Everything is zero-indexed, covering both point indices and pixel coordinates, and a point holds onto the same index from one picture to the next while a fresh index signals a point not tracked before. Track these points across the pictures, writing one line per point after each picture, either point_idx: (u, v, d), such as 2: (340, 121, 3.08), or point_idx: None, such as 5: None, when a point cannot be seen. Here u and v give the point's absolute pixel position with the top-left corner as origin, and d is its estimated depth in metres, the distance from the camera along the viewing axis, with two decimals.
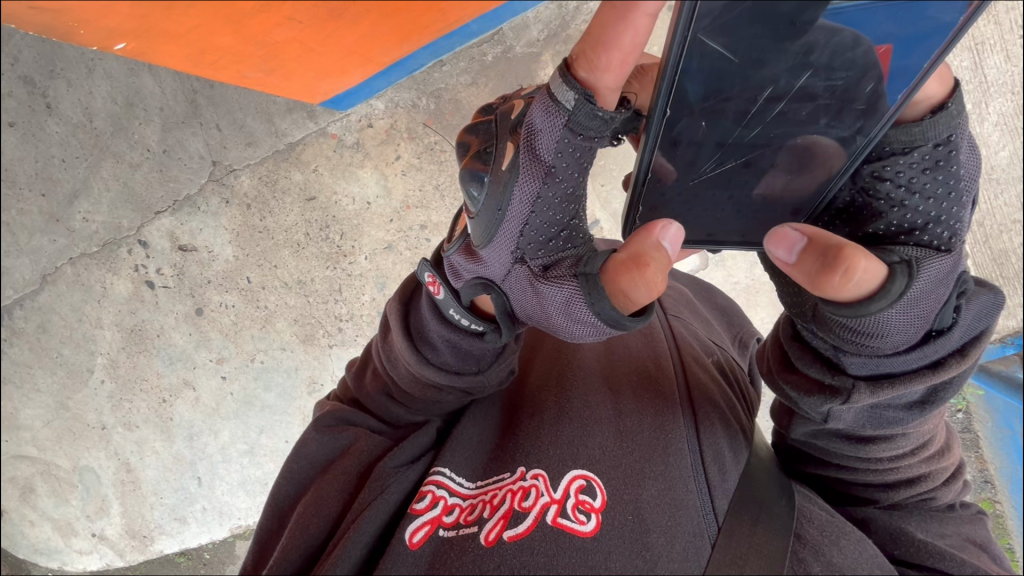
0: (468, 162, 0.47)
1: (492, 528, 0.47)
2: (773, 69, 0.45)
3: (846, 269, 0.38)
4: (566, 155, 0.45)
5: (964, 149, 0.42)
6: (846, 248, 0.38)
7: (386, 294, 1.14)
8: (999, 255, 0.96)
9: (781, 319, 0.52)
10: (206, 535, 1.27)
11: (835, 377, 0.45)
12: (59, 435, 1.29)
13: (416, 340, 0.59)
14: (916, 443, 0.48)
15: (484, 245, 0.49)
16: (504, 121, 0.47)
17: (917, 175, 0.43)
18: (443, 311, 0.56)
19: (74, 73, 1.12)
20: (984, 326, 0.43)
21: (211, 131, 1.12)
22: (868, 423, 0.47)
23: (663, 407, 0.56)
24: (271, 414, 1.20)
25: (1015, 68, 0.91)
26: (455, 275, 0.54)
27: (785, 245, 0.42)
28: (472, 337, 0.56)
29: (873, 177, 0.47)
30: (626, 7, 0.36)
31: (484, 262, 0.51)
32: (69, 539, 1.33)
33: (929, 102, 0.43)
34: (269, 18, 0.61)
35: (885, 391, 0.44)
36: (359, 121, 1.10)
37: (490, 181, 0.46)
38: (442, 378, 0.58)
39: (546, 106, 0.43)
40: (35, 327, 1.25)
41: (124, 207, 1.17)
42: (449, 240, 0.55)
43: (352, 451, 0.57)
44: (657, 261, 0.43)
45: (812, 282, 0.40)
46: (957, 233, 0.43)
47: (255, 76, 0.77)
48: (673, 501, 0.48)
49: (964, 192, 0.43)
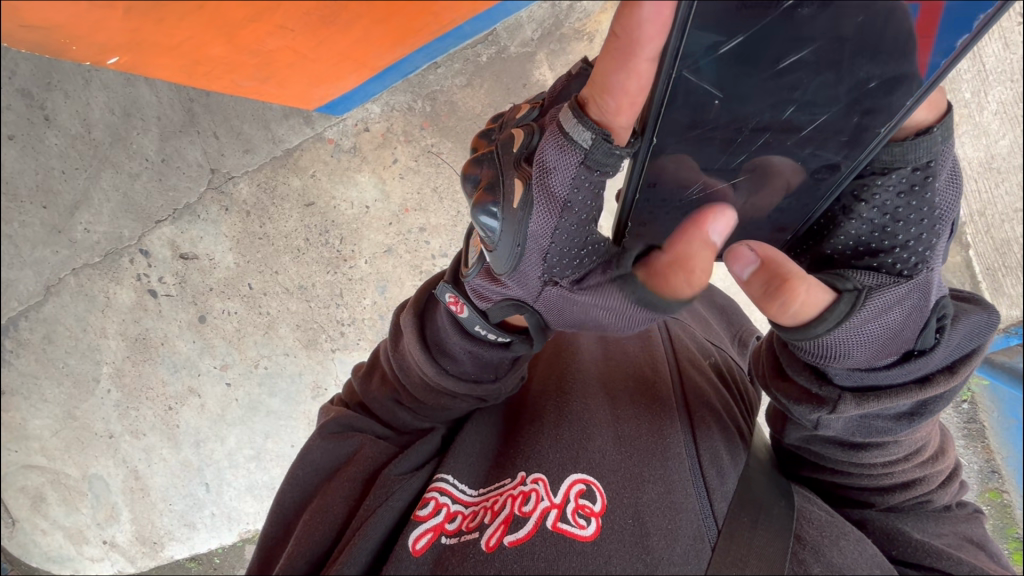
0: (477, 197, 0.45)
1: (493, 533, 0.48)
2: (755, 105, 0.46)
3: (785, 300, 0.40)
4: (582, 189, 0.45)
5: (944, 177, 0.43)
6: (791, 280, 0.40)
7: (387, 296, 1.14)
8: (1001, 245, 0.95)
9: (774, 327, 0.51)
10: (215, 540, 1.28)
11: (823, 388, 0.45)
12: (68, 444, 1.30)
13: (431, 351, 0.59)
14: (909, 449, 0.48)
15: (508, 275, 0.49)
16: (509, 153, 0.46)
17: (892, 199, 0.44)
18: (465, 327, 0.57)
19: (71, 84, 1.13)
20: (976, 346, 0.43)
21: (208, 139, 1.12)
22: (858, 432, 0.47)
23: (665, 412, 0.56)
24: (277, 419, 1.21)
25: (1013, 55, 0.90)
26: (480, 297, 0.54)
27: (740, 263, 0.43)
28: (493, 348, 0.57)
29: (853, 196, 0.48)
30: (626, 58, 0.39)
31: (507, 288, 0.51)
32: (81, 547, 1.34)
33: (917, 126, 0.43)
34: (261, 27, 0.60)
35: (871, 403, 0.44)
36: (356, 125, 1.10)
37: (504, 216, 0.45)
38: (460, 387, 0.59)
39: (559, 143, 0.43)
40: (41, 338, 1.26)
41: (125, 216, 1.17)
42: (467, 259, 0.55)
43: (358, 459, 0.57)
44: (702, 257, 0.42)
45: (760, 304, 0.42)
46: (926, 259, 0.43)
47: (250, 84, 0.77)
48: (672, 503, 0.48)
49: (940, 220, 0.43)
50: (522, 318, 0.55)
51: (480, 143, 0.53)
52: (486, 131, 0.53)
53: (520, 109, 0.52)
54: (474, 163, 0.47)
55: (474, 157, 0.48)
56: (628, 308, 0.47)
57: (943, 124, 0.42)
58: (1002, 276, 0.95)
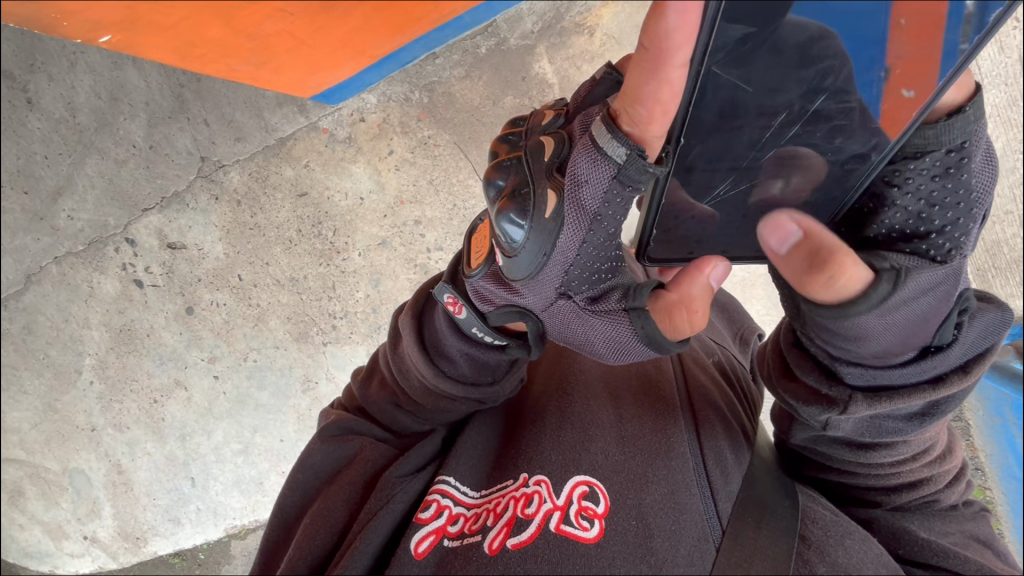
0: (502, 203, 0.45)
1: (496, 536, 0.47)
2: (787, 95, 0.47)
3: (833, 273, 0.38)
4: (612, 204, 0.45)
5: (977, 157, 0.43)
6: (837, 253, 0.38)
7: (380, 290, 1.12)
8: (992, 246, 0.97)
9: (780, 325, 0.51)
10: (200, 536, 1.25)
11: (832, 389, 0.45)
12: (48, 437, 1.27)
13: (430, 353, 0.58)
14: (918, 449, 0.48)
15: (523, 283, 0.48)
16: (537, 161, 0.46)
17: (927, 183, 0.44)
18: (464, 330, 0.56)
19: (55, 67, 1.10)
20: (988, 345, 0.43)
21: (198, 126, 1.09)
22: (867, 432, 0.47)
23: (665, 413, 0.56)
24: (265, 413, 1.19)
25: (1010, 60, 0.92)
26: (482, 299, 0.53)
27: (779, 234, 0.40)
28: (492, 350, 0.57)
29: (884, 182, 0.47)
30: (657, 63, 0.38)
31: (519, 295, 0.50)
32: (61, 543, 1.31)
33: (947, 106, 0.42)
34: (260, 10, 0.58)
35: (883, 403, 0.44)
36: (351, 115, 1.08)
37: (533, 227, 0.45)
38: (459, 389, 0.58)
39: (593, 156, 0.43)
40: (20, 328, 1.22)
41: (110, 204, 1.14)
42: (468, 263, 0.54)
43: (358, 461, 0.56)
44: (702, 299, 0.46)
45: (797, 278, 0.40)
46: (960, 245, 0.43)
47: (245, 69, 0.74)
48: (676, 504, 0.48)
49: (976, 204, 0.43)
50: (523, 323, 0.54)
51: (498, 147, 0.51)
52: (505, 135, 0.52)
53: (539, 117, 0.51)
54: (500, 167, 0.47)
55: (496, 161, 0.48)
56: (634, 344, 0.48)
57: (974, 103, 0.42)
58: (991, 277, 0.97)
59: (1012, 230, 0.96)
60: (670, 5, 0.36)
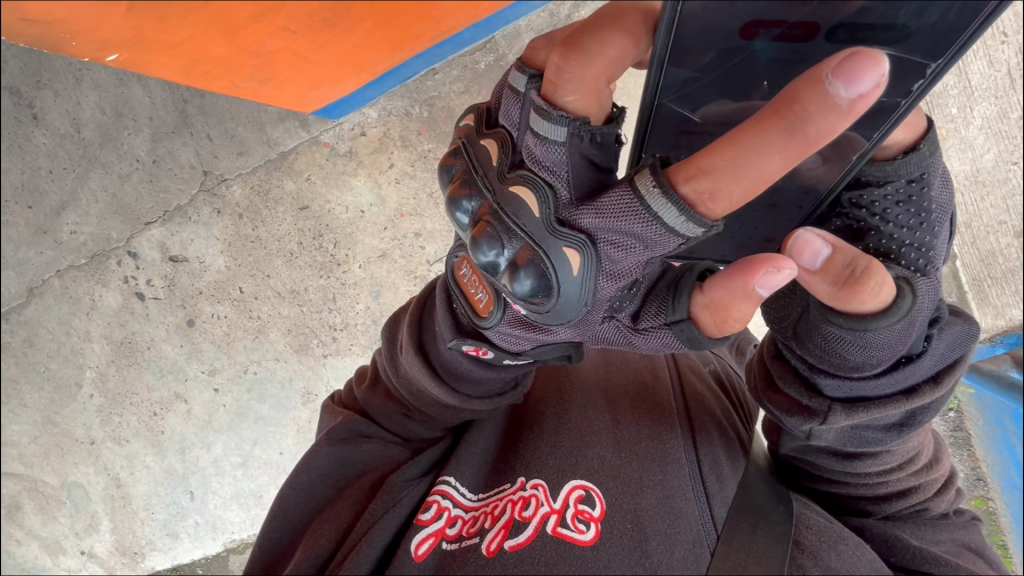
0: (478, 234, 0.44)
1: (494, 537, 0.48)
2: None
3: (876, 282, 0.39)
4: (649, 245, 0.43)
5: (936, 185, 0.46)
6: (872, 263, 0.39)
7: (381, 302, 1.13)
8: (987, 256, 0.97)
9: (764, 338, 0.53)
10: (199, 550, 1.24)
11: (812, 400, 0.47)
12: (47, 451, 1.27)
13: (445, 378, 0.59)
14: (903, 458, 0.49)
15: (565, 325, 0.49)
16: (542, 214, 0.43)
17: (892, 207, 0.47)
18: (491, 362, 0.57)
19: (61, 83, 1.11)
20: (958, 356, 0.45)
21: (202, 141, 1.11)
22: (849, 442, 0.48)
23: (661, 418, 0.56)
24: (265, 426, 1.19)
25: (999, 73, 0.93)
26: (514, 343, 0.54)
27: (809, 252, 0.40)
28: (526, 367, 0.58)
29: (852, 204, 0.50)
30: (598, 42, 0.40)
31: (551, 334, 0.51)
32: (58, 558, 1.30)
33: (900, 144, 0.45)
34: (262, 28, 0.59)
35: (860, 414, 0.45)
36: (352, 129, 1.09)
37: (570, 279, 0.44)
38: (486, 405, 0.60)
39: (631, 211, 0.39)
40: (22, 341, 1.23)
41: (113, 218, 1.15)
42: (480, 309, 0.54)
43: (373, 469, 0.59)
44: (743, 308, 0.40)
45: (836, 292, 0.40)
46: (929, 259, 0.47)
47: (249, 86, 0.76)
48: (672, 509, 0.48)
49: (937, 222, 0.47)
50: (556, 351, 0.55)
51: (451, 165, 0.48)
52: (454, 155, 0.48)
53: (483, 134, 0.47)
54: (463, 186, 0.46)
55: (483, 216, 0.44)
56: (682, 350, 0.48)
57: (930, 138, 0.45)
58: (987, 287, 0.97)
59: (1007, 240, 0.97)
60: (836, 75, 0.31)
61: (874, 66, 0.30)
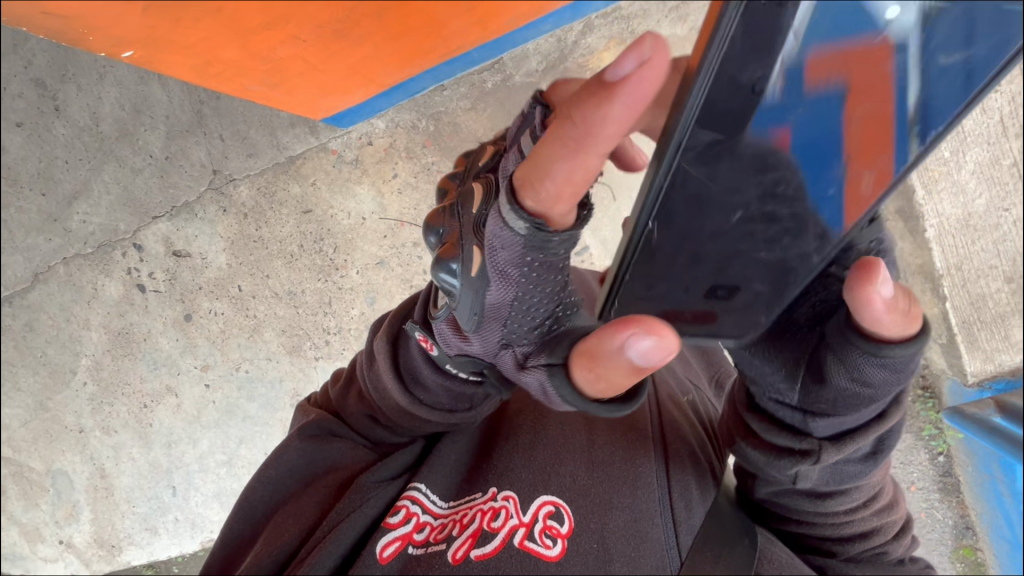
0: (434, 214, 0.53)
1: (460, 546, 0.49)
2: None
3: (906, 316, 0.39)
4: (533, 270, 0.43)
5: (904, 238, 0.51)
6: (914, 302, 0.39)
7: (375, 308, 1.17)
8: None
9: (736, 382, 0.56)
10: (176, 547, 1.28)
11: (803, 442, 0.48)
12: (36, 437, 1.27)
13: (406, 380, 0.60)
14: (868, 497, 0.51)
15: (472, 331, 0.51)
16: (471, 210, 0.48)
17: None
18: (440, 365, 0.58)
19: (85, 78, 1.15)
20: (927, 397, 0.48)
21: (214, 141, 1.15)
22: (830, 480, 0.50)
23: (635, 441, 0.57)
24: (253, 425, 1.22)
25: None
26: (446, 343, 0.55)
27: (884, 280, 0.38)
28: (470, 384, 0.58)
29: None
30: None
31: (469, 343, 0.53)
32: (36, 545, 1.31)
33: None
34: (275, 35, 0.62)
35: (848, 450, 0.47)
36: (359, 139, 1.06)
37: (463, 280, 0.47)
38: (434, 416, 0.59)
39: (500, 227, 0.41)
40: (22, 325, 1.25)
41: (123, 210, 1.18)
42: (438, 304, 0.56)
43: (339, 467, 0.59)
44: (606, 365, 0.41)
45: (881, 319, 0.39)
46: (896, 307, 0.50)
47: (259, 89, 0.78)
48: (638, 532, 0.50)
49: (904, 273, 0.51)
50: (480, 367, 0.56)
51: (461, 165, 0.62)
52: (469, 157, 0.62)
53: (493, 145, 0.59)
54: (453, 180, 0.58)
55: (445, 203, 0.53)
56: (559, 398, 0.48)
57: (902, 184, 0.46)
58: None
59: None
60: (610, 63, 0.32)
61: (639, 48, 0.32)
